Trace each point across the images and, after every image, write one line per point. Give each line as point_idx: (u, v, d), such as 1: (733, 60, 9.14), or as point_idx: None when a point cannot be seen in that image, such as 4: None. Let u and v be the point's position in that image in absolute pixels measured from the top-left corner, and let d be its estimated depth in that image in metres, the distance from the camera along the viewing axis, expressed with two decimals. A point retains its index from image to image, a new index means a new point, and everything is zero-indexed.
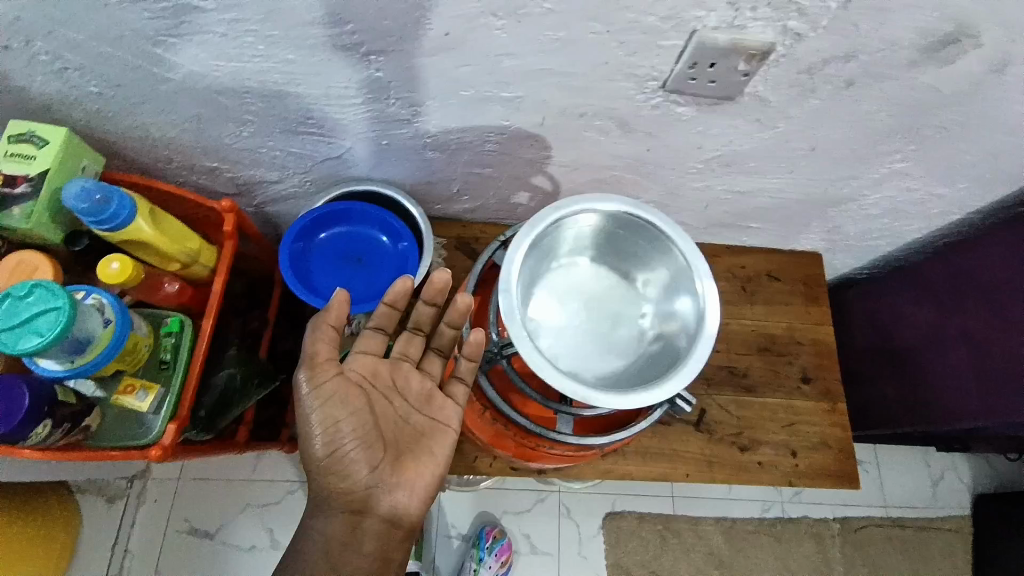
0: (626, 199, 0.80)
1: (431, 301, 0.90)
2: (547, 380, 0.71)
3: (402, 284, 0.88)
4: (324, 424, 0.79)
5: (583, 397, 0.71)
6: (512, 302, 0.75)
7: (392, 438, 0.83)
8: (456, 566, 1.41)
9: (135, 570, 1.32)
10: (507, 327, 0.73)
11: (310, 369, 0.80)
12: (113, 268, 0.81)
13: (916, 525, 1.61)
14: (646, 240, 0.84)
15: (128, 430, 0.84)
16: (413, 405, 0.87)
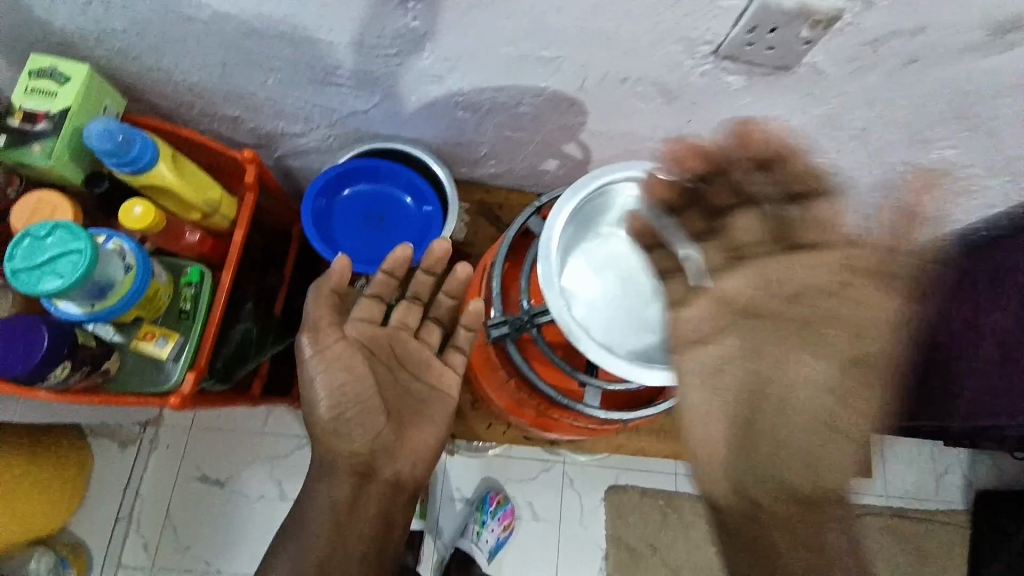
0: None
1: (431, 271, 0.89)
2: (583, 350, 0.73)
3: (402, 252, 0.87)
4: (327, 388, 0.81)
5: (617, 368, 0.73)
6: (552, 269, 0.77)
7: (393, 403, 0.87)
8: (459, 527, 1.43)
9: (147, 512, 1.35)
10: (545, 295, 0.75)
11: (313, 334, 0.80)
12: (136, 213, 0.80)
13: (915, 515, 1.63)
14: None
15: (148, 377, 0.83)
16: (413, 372, 0.89)
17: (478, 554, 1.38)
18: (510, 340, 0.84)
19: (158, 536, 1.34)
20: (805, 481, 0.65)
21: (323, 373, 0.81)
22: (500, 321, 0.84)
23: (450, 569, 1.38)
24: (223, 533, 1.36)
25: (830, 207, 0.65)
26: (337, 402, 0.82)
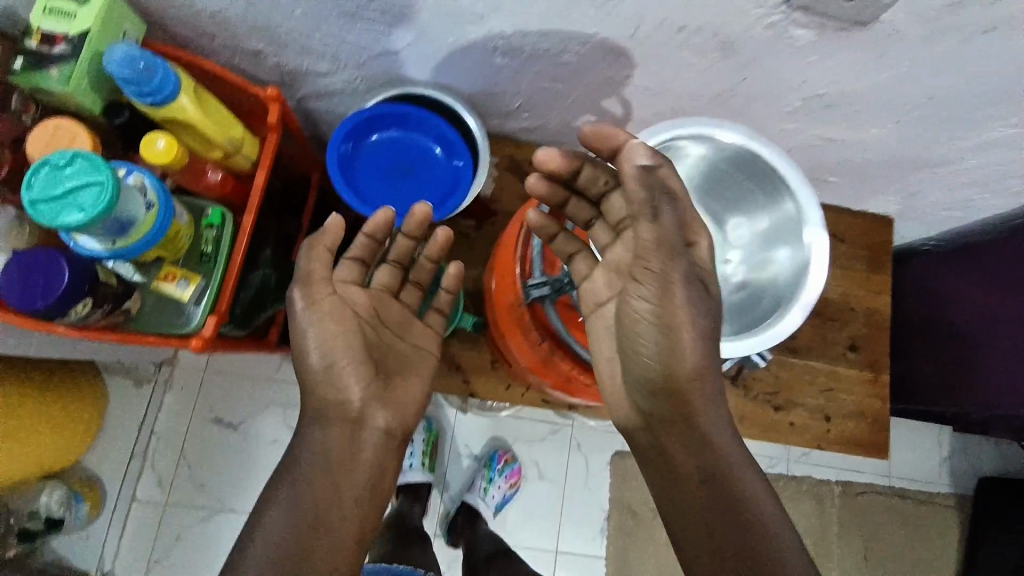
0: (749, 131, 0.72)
1: (411, 235, 0.88)
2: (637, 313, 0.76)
3: (381, 216, 0.83)
4: (324, 343, 0.78)
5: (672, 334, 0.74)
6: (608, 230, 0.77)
7: (382, 360, 0.84)
8: (466, 482, 1.45)
9: (162, 449, 1.37)
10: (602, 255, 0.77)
11: (304, 288, 0.77)
12: (160, 146, 0.76)
13: (916, 497, 1.65)
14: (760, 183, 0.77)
15: (169, 318, 0.82)
16: (397, 332, 0.88)
17: (484, 508, 1.38)
18: (549, 302, 0.83)
19: (173, 474, 1.37)
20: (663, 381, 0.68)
21: (319, 325, 0.77)
22: (540, 282, 0.83)
23: (456, 520, 1.39)
24: (236, 474, 1.38)
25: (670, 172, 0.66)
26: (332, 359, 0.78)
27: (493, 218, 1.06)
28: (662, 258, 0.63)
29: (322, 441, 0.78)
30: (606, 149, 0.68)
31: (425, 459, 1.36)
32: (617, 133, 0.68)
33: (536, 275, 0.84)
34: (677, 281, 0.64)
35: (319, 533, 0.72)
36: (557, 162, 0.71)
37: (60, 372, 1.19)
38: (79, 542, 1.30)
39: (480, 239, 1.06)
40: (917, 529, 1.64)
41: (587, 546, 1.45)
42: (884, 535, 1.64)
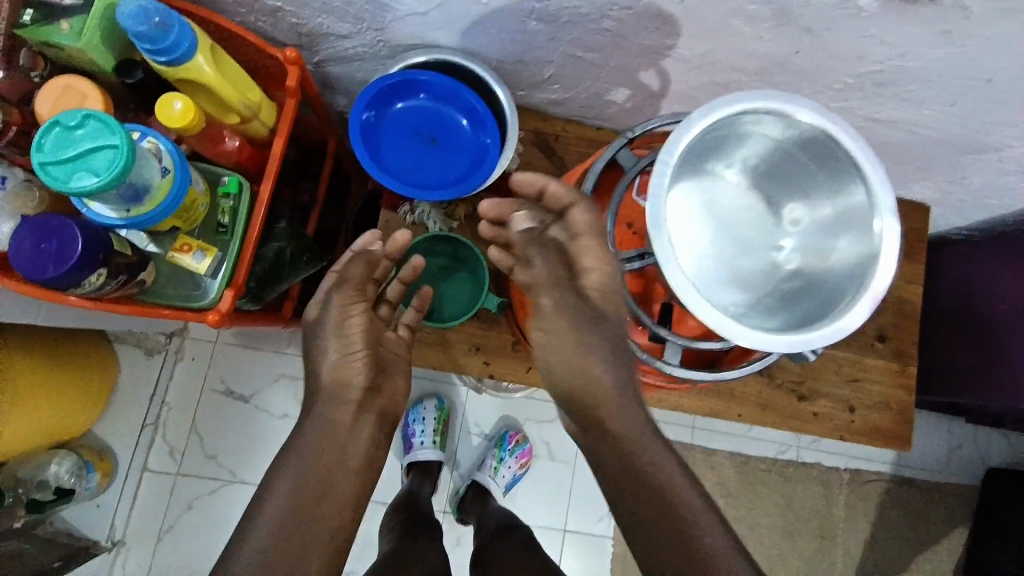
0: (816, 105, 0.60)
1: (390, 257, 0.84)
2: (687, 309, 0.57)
3: (368, 237, 0.81)
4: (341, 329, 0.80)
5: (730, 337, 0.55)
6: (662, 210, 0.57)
7: (388, 360, 0.86)
8: (476, 461, 1.43)
9: (173, 419, 1.36)
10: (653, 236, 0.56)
11: (339, 290, 0.81)
12: (176, 108, 0.72)
13: (925, 487, 1.63)
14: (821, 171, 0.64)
15: (184, 290, 0.79)
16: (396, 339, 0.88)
17: (495, 488, 1.36)
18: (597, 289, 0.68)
19: (184, 444, 1.36)
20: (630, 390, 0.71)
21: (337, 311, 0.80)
22: None
23: (466, 497, 1.37)
24: (246, 447, 1.37)
25: (583, 214, 0.69)
26: (345, 345, 0.79)
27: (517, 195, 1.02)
28: (550, 290, 0.71)
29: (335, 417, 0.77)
30: (530, 192, 0.72)
31: (436, 437, 1.34)
32: (538, 179, 0.71)
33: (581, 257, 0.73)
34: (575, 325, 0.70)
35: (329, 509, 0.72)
36: (494, 211, 0.76)
37: (71, 339, 1.18)
38: (91, 508, 1.31)
39: None
40: (924, 519, 1.63)
41: (594, 529, 1.43)
42: (890, 526, 1.62)
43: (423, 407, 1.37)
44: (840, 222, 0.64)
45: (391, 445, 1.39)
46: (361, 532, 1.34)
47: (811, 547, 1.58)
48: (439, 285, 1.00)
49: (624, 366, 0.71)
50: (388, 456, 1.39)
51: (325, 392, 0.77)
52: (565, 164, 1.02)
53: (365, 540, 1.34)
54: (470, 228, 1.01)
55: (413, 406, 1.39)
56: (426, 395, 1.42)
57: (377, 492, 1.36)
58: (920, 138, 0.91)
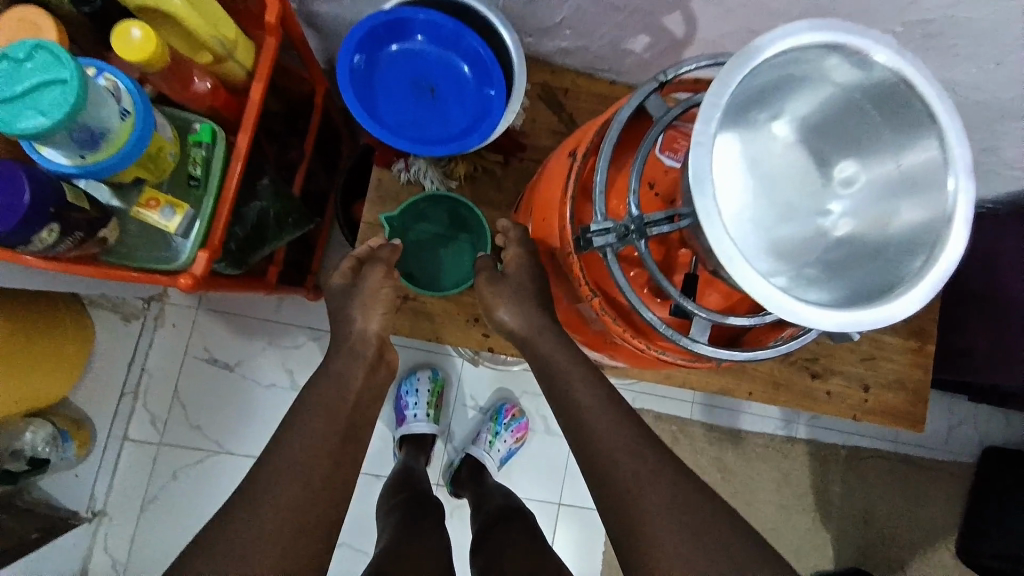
0: (894, 42, 0.43)
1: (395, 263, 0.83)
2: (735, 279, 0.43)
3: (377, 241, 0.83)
4: (369, 292, 0.78)
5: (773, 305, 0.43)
6: (707, 166, 0.42)
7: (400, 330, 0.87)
8: (470, 434, 1.38)
9: (154, 388, 1.30)
10: (698, 194, 0.42)
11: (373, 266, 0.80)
12: (134, 37, 0.62)
13: (921, 464, 1.62)
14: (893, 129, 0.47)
15: (153, 251, 0.72)
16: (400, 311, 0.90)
17: (489, 462, 1.31)
18: (610, 255, 0.55)
19: (167, 414, 1.30)
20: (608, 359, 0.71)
21: (375, 277, 0.78)
22: (603, 226, 0.54)
23: (460, 471, 1.31)
24: (234, 417, 1.32)
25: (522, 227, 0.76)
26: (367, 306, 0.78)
27: (522, 154, 0.93)
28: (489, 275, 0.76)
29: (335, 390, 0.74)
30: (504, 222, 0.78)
31: (430, 409, 1.28)
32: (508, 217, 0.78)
33: (596, 214, 0.55)
34: (537, 296, 0.74)
35: (319, 491, 0.66)
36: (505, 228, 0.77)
37: (37, 304, 1.07)
38: (69, 479, 1.23)
39: (505, 176, 0.93)
40: (919, 497, 1.61)
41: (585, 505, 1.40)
42: (885, 503, 1.60)
43: (417, 378, 1.31)
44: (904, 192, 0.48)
45: (382, 413, 1.35)
46: (354, 507, 1.29)
47: (806, 523, 1.56)
48: (431, 251, 0.92)
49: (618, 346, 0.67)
50: (379, 425, 1.34)
51: (332, 357, 0.76)
52: (575, 121, 0.94)
53: (359, 514, 1.30)
54: (470, 189, 0.93)
55: (406, 377, 1.33)
56: (420, 364, 1.37)
57: (369, 464, 1.32)
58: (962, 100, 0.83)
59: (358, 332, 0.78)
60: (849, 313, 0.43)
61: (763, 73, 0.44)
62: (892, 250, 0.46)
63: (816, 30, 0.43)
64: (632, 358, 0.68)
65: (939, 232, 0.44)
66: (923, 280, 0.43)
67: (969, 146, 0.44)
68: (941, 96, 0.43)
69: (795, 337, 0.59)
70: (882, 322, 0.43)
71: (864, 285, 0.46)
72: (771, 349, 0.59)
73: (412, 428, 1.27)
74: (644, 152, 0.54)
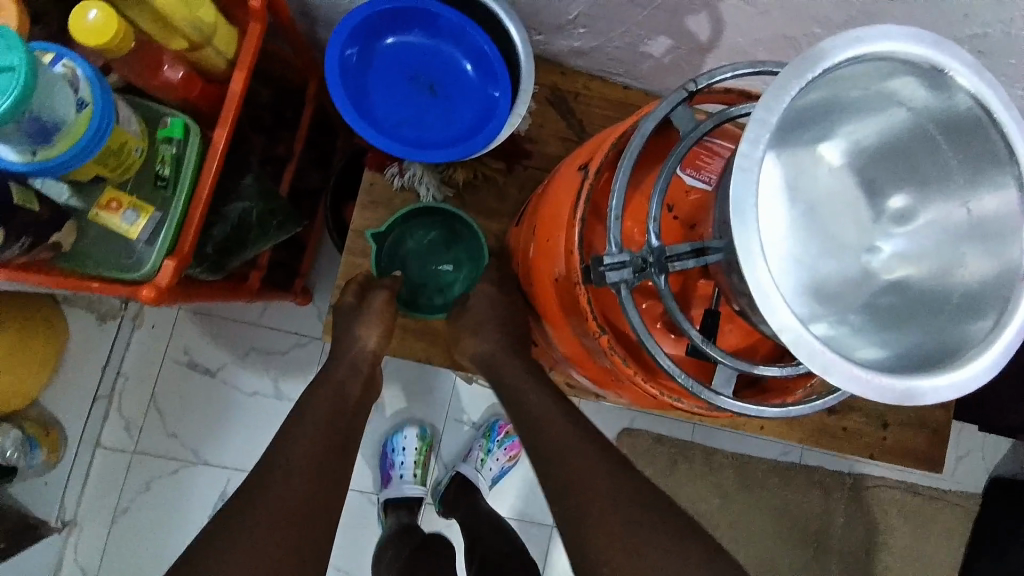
0: (972, 61, 0.37)
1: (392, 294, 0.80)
2: (777, 330, 0.36)
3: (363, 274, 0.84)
4: (369, 315, 0.78)
5: (823, 367, 0.36)
6: (752, 196, 0.36)
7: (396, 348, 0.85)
8: (461, 453, 1.24)
9: (130, 392, 1.22)
10: (738, 227, 0.36)
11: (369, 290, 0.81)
12: (91, 18, 0.56)
13: (927, 494, 1.51)
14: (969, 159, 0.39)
15: (116, 257, 0.65)
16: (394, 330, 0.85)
17: (481, 482, 1.19)
18: (625, 291, 0.48)
19: (142, 419, 1.22)
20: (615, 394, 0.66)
21: (376, 307, 0.77)
22: (617, 259, 0.47)
23: (449, 491, 1.18)
24: (211, 425, 1.23)
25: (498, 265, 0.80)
26: (363, 325, 0.77)
27: (527, 161, 0.87)
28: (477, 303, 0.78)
29: (330, 398, 0.74)
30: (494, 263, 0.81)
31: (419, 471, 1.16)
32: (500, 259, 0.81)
33: (609, 242, 0.47)
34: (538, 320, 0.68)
35: (297, 519, 0.63)
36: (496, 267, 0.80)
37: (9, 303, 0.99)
38: (39, 487, 1.13)
39: (508, 184, 0.87)
40: (928, 530, 1.51)
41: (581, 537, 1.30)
42: (890, 537, 1.50)
43: (404, 438, 1.17)
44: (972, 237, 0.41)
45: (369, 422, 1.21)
46: (344, 527, 1.19)
47: (807, 553, 1.46)
48: (425, 262, 0.86)
49: (626, 384, 0.60)
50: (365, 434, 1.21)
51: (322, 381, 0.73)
52: (585, 128, 0.87)
53: (349, 538, 1.19)
54: (470, 197, 0.86)
55: (391, 436, 1.19)
56: (415, 379, 1.22)
57: (356, 480, 1.20)
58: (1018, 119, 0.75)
59: (358, 347, 0.78)
60: (904, 381, 0.36)
61: (819, 87, 0.38)
62: (954, 307, 0.39)
63: (886, 40, 0.36)
64: (640, 399, 0.62)
65: (1012, 291, 0.37)
66: (992, 346, 0.37)
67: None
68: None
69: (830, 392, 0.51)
70: (940, 393, 0.36)
71: (919, 347, 0.39)
72: (805, 405, 0.50)
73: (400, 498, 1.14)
74: (668, 171, 0.47)
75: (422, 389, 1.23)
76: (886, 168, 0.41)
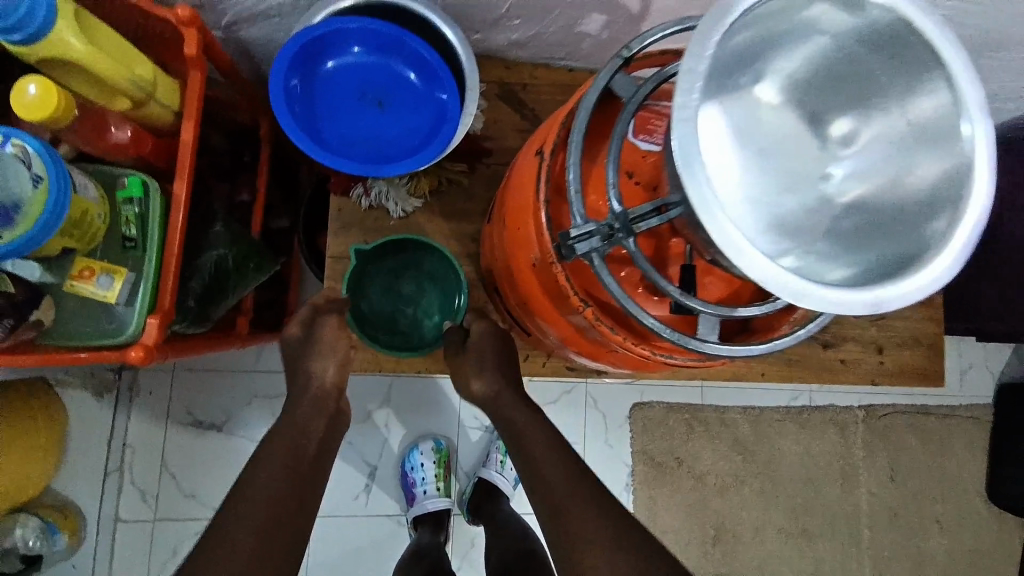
0: None
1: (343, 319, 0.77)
2: (746, 268, 0.37)
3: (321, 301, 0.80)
4: (325, 337, 0.75)
5: (797, 295, 0.37)
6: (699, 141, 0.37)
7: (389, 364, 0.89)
8: (480, 459, 1.25)
9: (139, 463, 1.18)
10: (686, 179, 0.37)
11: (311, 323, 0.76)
12: (32, 94, 0.56)
13: (940, 413, 1.53)
14: (902, 71, 0.41)
15: (96, 325, 0.65)
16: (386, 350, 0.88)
17: (505, 483, 1.19)
18: (598, 261, 0.48)
19: (157, 485, 1.18)
20: (612, 365, 0.67)
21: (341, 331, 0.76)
22: (584, 230, 0.48)
23: (473, 498, 1.18)
24: (224, 477, 1.20)
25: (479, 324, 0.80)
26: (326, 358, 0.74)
27: (488, 159, 0.88)
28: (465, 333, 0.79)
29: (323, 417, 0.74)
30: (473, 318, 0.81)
31: (440, 483, 1.16)
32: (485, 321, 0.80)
33: (574, 215, 0.48)
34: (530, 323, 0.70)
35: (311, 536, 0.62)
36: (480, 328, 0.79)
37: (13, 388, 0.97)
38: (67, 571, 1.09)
39: (472, 184, 0.88)
40: (945, 447, 1.53)
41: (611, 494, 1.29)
42: (910, 459, 1.52)
43: (420, 451, 1.18)
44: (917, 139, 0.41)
45: (341, 452, 1.19)
46: (351, 543, 1.18)
47: (833, 491, 1.48)
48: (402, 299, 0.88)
49: (619, 352, 0.61)
50: (359, 457, 1.20)
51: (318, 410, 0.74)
52: (538, 116, 0.89)
53: (377, 562, 1.19)
54: (438, 204, 0.88)
55: (407, 452, 1.20)
56: (415, 396, 1.22)
57: (328, 506, 1.18)
58: (960, 23, 0.76)
59: (316, 383, 0.72)
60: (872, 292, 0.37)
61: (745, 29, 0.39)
62: (911, 212, 0.40)
63: None
64: (637, 364, 0.64)
65: (960, 186, 0.38)
66: (950, 242, 0.38)
67: (980, 87, 0.39)
68: (942, 29, 0.39)
69: (809, 321, 0.52)
70: (909, 297, 0.38)
71: (885, 255, 0.40)
72: (790, 336, 0.51)
73: (426, 512, 1.15)
74: (619, 138, 0.48)
75: (429, 405, 1.23)
76: (829, 91, 0.43)
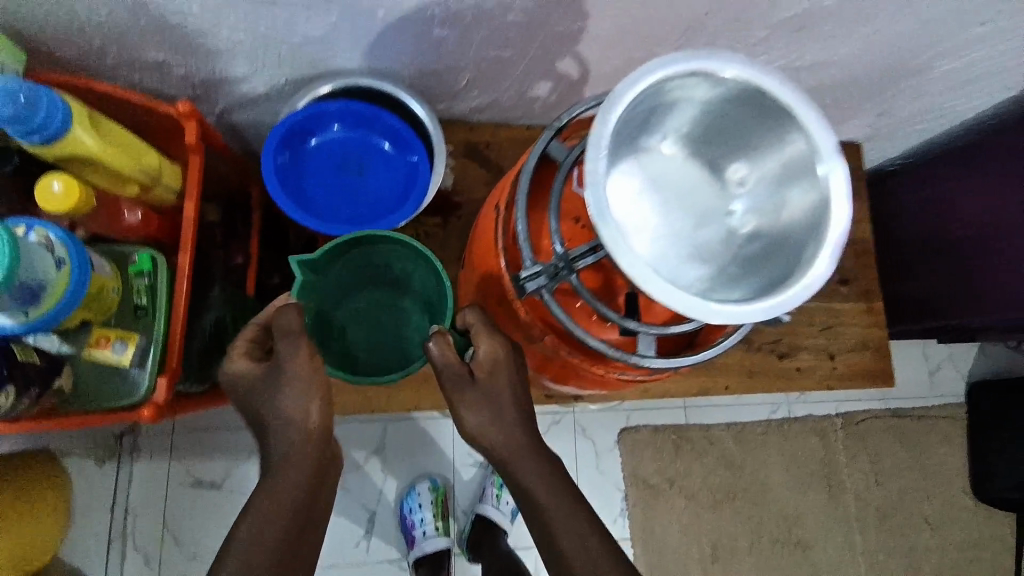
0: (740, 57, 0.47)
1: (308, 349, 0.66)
2: (655, 293, 0.45)
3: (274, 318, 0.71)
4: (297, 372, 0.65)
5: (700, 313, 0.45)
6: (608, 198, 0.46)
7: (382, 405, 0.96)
8: (477, 495, 1.29)
9: (141, 527, 1.17)
10: (597, 227, 0.45)
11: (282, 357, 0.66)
12: (56, 190, 0.65)
13: (915, 414, 1.59)
14: (769, 126, 0.50)
15: (111, 389, 0.71)
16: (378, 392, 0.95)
17: (502, 517, 1.22)
18: (548, 295, 0.57)
19: (159, 549, 1.17)
20: (580, 387, 0.75)
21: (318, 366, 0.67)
22: (533, 270, 0.57)
23: (472, 532, 1.22)
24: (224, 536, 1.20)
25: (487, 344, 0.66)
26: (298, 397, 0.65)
27: (459, 211, 0.98)
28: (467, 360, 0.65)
29: None
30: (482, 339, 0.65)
31: (438, 522, 1.19)
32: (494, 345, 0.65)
33: (525, 259, 0.57)
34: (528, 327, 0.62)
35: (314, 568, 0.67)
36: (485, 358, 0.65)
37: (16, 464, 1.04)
38: None
39: (446, 234, 0.97)
40: (924, 446, 1.59)
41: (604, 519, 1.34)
42: (891, 461, 1.58)
43: (417, 492, 1.22)
44: (791, 177, 0.50)
45: (338, 504, 1.22)
46: None
47: (821, 498, 1.53)
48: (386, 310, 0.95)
49: (582, 373, 0.68)
50: (359, 502, 1.24)
51: None
52: (502, 169, 1.00)
53: None
54: None
55: (404, 494, 1.24)
56: (410, 438, 1.27)
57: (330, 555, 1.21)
58: (856, 64, 0.89)
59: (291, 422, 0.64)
60: (760, 305, 0.46)
61: (636, 108, 0.49)
62: (792, 238, 0.49)
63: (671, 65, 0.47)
64: (599, 383, 0.71)
65: (824, 213, 0.47)
66: (820, 258, 0.46)
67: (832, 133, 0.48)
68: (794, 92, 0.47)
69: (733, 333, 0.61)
70: (791, 305, 0.46)
71: (773, 273, 0.49)
72: (718, 347, 0.60)
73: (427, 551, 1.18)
74: (558, 192, 0.58)
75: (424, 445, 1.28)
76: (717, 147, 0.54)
